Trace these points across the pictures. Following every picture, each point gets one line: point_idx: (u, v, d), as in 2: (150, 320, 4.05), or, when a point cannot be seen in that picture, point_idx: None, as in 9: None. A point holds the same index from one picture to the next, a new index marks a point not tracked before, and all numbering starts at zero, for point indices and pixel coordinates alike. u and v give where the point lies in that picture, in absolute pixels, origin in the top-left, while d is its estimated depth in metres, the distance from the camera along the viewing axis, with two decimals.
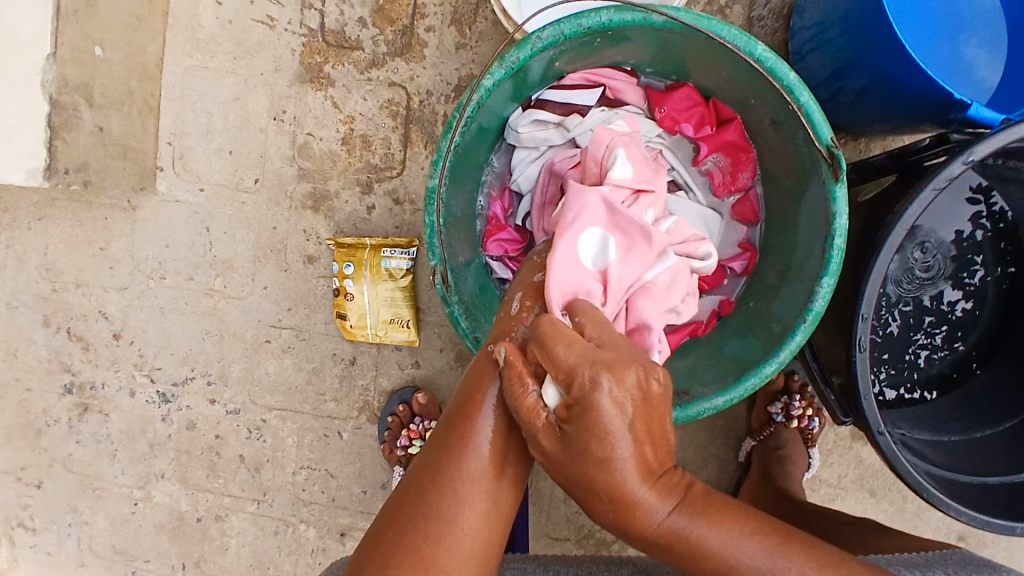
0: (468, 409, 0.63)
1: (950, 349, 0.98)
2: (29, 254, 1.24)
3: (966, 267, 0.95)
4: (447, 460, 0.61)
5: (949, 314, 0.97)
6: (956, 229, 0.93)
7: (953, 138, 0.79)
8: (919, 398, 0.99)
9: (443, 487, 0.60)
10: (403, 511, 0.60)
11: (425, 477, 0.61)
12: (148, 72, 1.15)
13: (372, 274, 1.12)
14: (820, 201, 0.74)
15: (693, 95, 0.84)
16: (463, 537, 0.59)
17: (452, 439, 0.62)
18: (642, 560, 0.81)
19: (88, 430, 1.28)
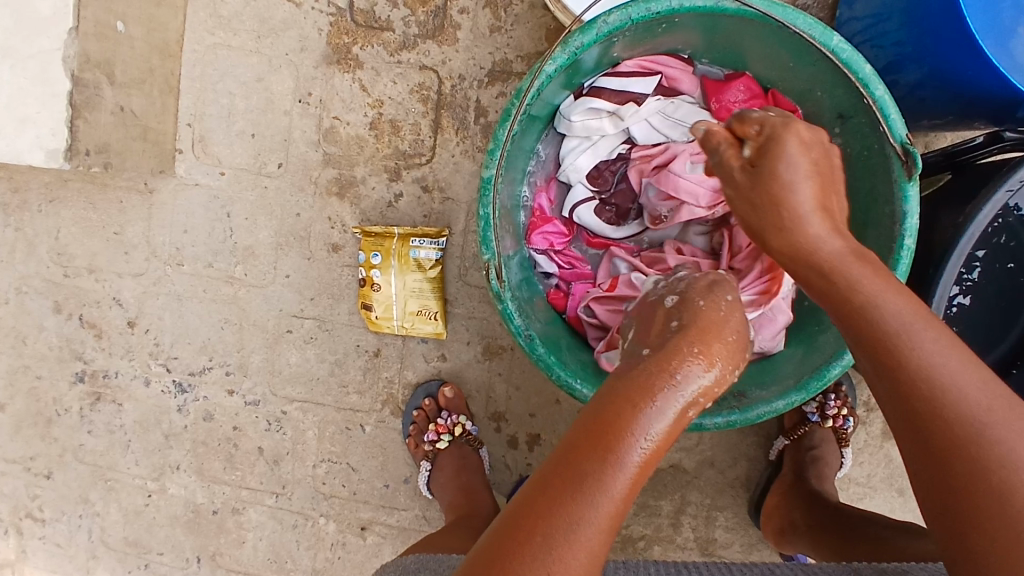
0: (601, 436, 0.54)
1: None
2: (40, 238, 1.19)
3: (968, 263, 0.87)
4: (572, 502, 0.51)
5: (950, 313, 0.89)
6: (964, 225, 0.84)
7: (1007, 136, 0.76)
8: None
9: (571, 515, 0.51)
10: (531, 528, 0.51)
11: (556, 493, 0.52)
12: (169, 50, 1.10)
13: (400, 264, 1.09)
14: (888, 200, 0.71)
15: (752, 86, 0.81)
16: (591, 561, 0.51)
17: (577, 471, 0.53)
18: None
19: (100, 420, 1.24)
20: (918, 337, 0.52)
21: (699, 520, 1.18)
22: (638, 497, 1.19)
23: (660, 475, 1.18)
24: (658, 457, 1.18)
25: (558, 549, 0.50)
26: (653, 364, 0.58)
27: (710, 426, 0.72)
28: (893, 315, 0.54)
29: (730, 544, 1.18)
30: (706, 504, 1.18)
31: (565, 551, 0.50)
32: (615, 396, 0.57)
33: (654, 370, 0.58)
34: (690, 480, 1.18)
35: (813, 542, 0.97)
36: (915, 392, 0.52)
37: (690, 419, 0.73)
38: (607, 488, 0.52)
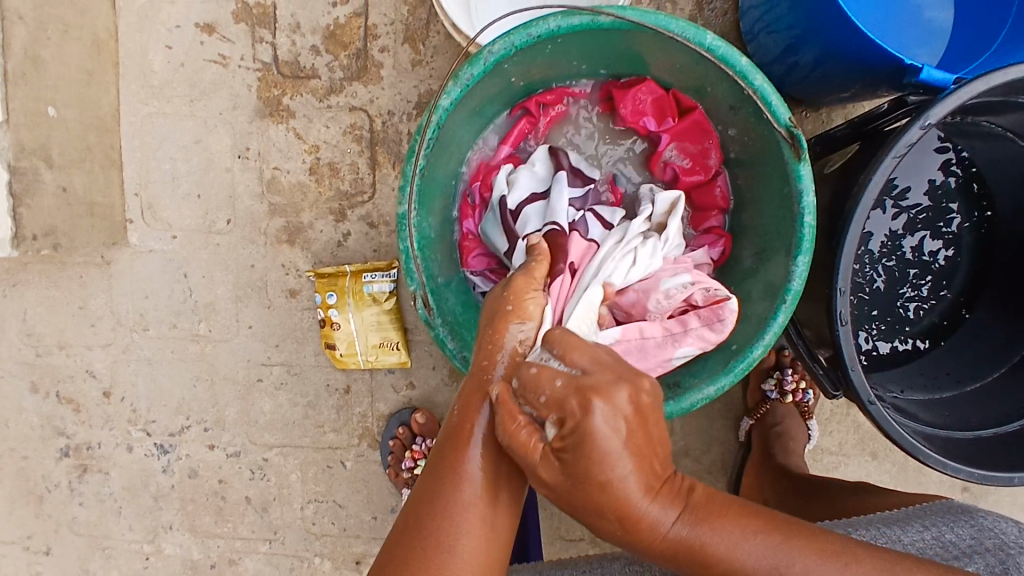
0: (458, 435, 0.62)
1: (937, 297, 1.01)
2: (9, 322, 1.23)
3: (942, 216, 0.97)
4: (443, 490, 0.59)
5: (932, 263, 0.99)
6: (928, 179, 0.95)
7: (910, 100, 0.81)
8: (913, 347, 1.01)
9: (445, 500, 0.59)
10: (410, 520, 0.59)
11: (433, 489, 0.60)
12: (105, 125, 1.13)
13: (356, 300, 1.12)
14: (787, 180, 0.75)
15: (655, 87, 0.85)
16: (468, 532, 0.58)
17: (443, 467, 0.61)
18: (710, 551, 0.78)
19: (90, 491, 1.26)
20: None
21: None
22: None
23: None
24: None
25: (433, 533, 0.57)
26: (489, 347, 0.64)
27: None
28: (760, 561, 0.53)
29: None
30: None
31: (439, 534, 0.57)
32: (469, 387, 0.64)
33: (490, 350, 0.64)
34: (668, 471, 1.20)
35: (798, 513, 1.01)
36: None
37: None
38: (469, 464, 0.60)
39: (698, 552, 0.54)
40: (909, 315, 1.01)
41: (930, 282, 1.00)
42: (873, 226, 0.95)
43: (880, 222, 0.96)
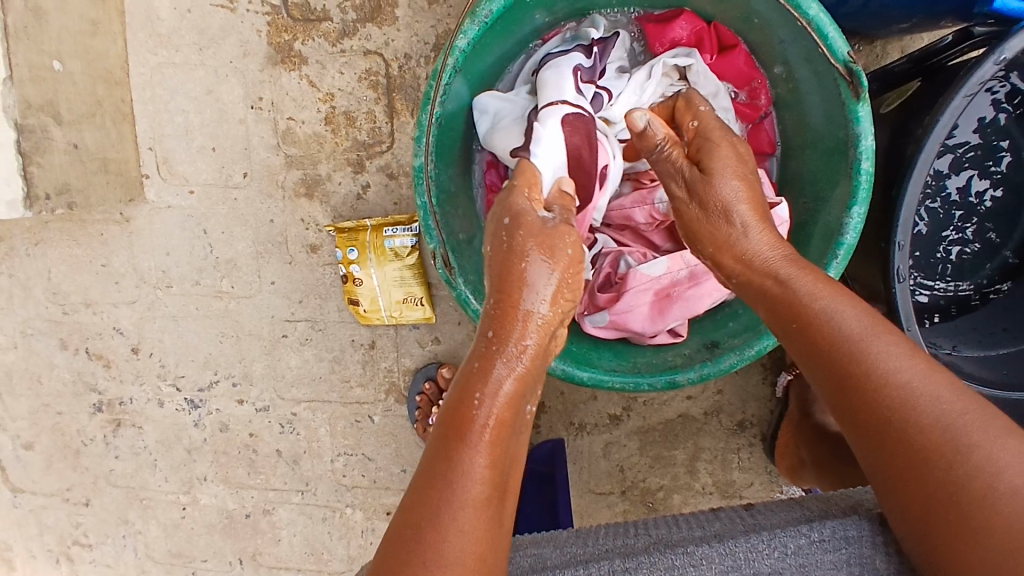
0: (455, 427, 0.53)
1: (983, 241, 0.94)
2: (34, 280, 1.23)
3: (992, 154, 0.90)
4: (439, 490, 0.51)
5: (977, 206, 0.93)
6: (977, 116, 0.89)
7: (978, 32, 0.75)
8: (954, 294, 0.96)
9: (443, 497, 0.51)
10: (405, 529, 0.51)
11: (427, 493, 0.51)
12: (114, 78, 1.10)
13: (377, 257, 1.09)
14: (841, 123, 0.68)
15: (695, 20, 0.76)
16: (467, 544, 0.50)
17: (436, 461, 0.53)
18: (726, 517, 0.69)
19: (125, 444, 1.29)
20: (924, 409, 0.52)
21: (715, 464, 1.19)
22: (651, 450, 1.20)
23: (669, 425, 1.19)
24: (665, 407, 1.19)
25: (431, 540, 0.49)
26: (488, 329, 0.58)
27: (685, 381, 0.72)
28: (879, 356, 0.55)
29: (749, 484, 1.19)
30: (720, 448, 1.19)
31: (436, 538, 0.49)
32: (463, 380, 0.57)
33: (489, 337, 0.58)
34: (700, 426, 1.19)
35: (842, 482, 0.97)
36: (865, 395, 0.55)
37: (663, 377, 0.73)
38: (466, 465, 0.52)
39: (828, 331, 0.57)
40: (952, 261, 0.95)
41: (976, 224, 0.94)
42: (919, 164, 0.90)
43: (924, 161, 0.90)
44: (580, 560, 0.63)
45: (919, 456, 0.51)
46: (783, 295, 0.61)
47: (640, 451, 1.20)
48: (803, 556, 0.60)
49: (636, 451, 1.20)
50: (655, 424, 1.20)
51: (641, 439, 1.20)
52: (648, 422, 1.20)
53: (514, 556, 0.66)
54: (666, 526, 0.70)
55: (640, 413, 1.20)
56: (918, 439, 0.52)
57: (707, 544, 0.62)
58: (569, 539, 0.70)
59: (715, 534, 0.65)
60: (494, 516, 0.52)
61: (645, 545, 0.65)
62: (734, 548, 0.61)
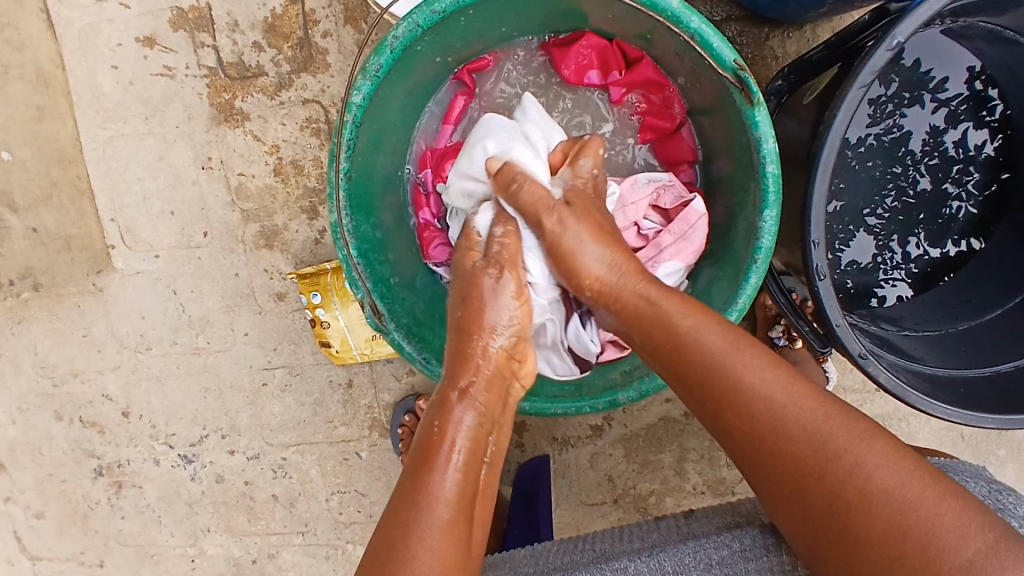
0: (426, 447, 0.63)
1: (989, 192, 0.92)
2: (22, 357, 1.27)
3: (985, 104, 0.89)
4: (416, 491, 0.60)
5: (977, 157, 0.91)
6: (966, 67, 0.87)
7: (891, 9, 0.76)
8: (966, 249, 0.93)
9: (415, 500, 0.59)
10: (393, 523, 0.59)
11: (402, 509, 0.59)
12: (67, 157, 1.13)
13: (341, 297, 1.11)
14: (743, 128, 0.68)
15: (597, 40, 0.77)
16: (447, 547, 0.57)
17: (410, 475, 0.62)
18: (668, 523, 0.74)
19: (129, 504, 1.32)
20: (787, 418, 0.57)
21: (703, 463, 1.19)
22: (637, 456, 1.20)
23: (652, 430, 1.20)
24: (646, 413, 1.19)
25: (409, 546, 0.57)
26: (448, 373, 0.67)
27: (624, 400, 0.73)
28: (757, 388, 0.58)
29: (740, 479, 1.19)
30: (706, 447, 1.19)
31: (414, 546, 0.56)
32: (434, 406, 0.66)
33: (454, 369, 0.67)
34: (683, 428, 1.19)
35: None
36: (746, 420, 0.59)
37: (603, 398, 0.73)
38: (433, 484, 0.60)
39: (698, 356, 0.60)
40: (959, 215, 0.93)
41: (980, 176, 0.92)
42: (909, 121, 0.89)
43: (918, 119, 0.89)
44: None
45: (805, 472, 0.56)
46: (654, 321, 0.63)
47: (627, 459, 1.21)
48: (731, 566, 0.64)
49: (622, 459, 1.20)
50: (638, 431, 1.20)
51: (626, 446, 1.20)
52: (631, 429, 1.20)
53: None
54: (614, 540, 0.74)
55: (622, 422, 1.20)
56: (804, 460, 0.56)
57: (643, 555, 0.67)
58: (525, 558, 0.74)
59: (654, 545, 0.69)
60: (461, 539, 0.59)
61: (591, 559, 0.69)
62: (666, 556, 0.65)
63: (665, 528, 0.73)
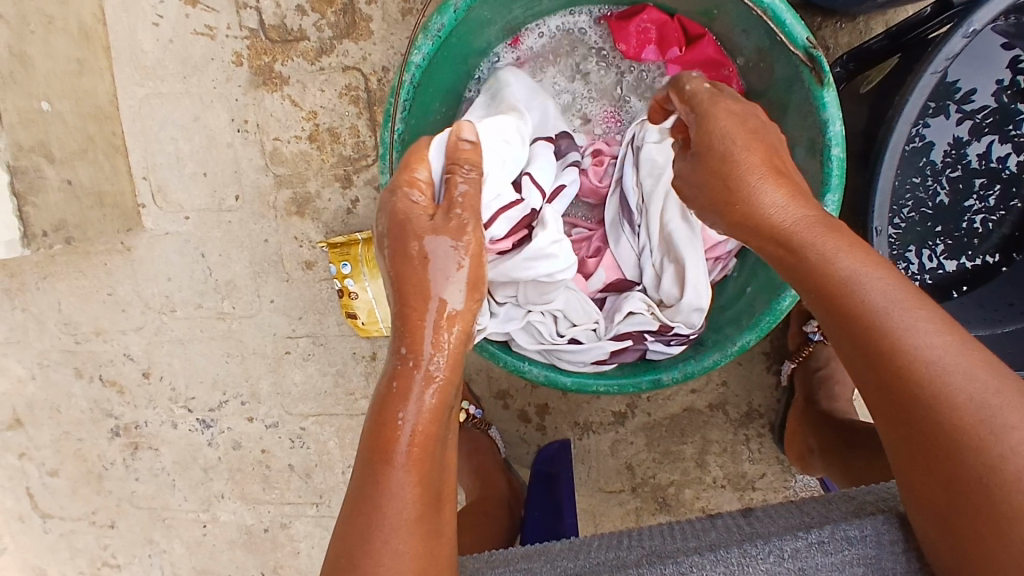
0: (380, 445, 0.54)
1: (1008, 207, 0.89)
2: (46, 313, 1.26)
3: (1012, 116, 0.85)
4: (372, 502, 0.53)
5: (1000, 171, 0.88)
6: (995, 79, 0.84)
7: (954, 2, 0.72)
8: (983, 262, 0.92)
9: (372, 516, 0.53)
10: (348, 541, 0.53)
11: (354, 515, 0.53)
12: (104, 113, 1.12)
13: (370, 269, 1.09)
14: (809, 110, 0.66)
15: (657, 14, 0.75)
16: (403, 561, 0.52)
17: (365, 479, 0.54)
18: (746, 523, 0.63)
19: (144, 466, 1.32)
20: (954, 387, 0.51)
21: (724, 457, 1.18)
22: (659, 446, 1.19)
23: (676, 420, 1.18)
24: (670, 402, 1.18)
25: (368, 563, 0.52)
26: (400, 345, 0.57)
27: (668, 381, 0.72)
28: (929, 354, 0.52)
29: (761, 475, 1.17)
30: (729, 440, 1.18)
31: (374, 562, 0.52)
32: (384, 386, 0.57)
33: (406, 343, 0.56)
34: (707, 420, 1.18)
35: (847, 471, 0.93)
36: (891, 376, 0.53)
37: (647, 377, 0.73)
38: (393, 485, 0.53)
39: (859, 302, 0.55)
40: (978, 229, 0.91)
41: (1001, 189, 0.89)
42: (932, 133, 0.87)
43: (942, 129, 0.87)
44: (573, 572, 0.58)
45: (957, 458, 0.50)
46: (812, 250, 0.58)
47: (648, 448, 1.20)
48: (802, 560, 0.56)
49: (643, 448, 1.20)
50: (661, 420, 1.19)
51: (648, 435, 1.19)
52: (654, 418, 1.19)
53: (506, 569, 0.61)
54: (660, 535, 0.64)
55: (645, 410, 1.19)
56: (963, 446, 0.50)
57: (702, 553, 0.58)
58: (562, 551, 0.64)
59: (711, 543, 0.59)
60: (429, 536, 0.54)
61: (639, 558, 0.59)
62: (728, 557, 0.57)
63: (725, 528, 0.62)
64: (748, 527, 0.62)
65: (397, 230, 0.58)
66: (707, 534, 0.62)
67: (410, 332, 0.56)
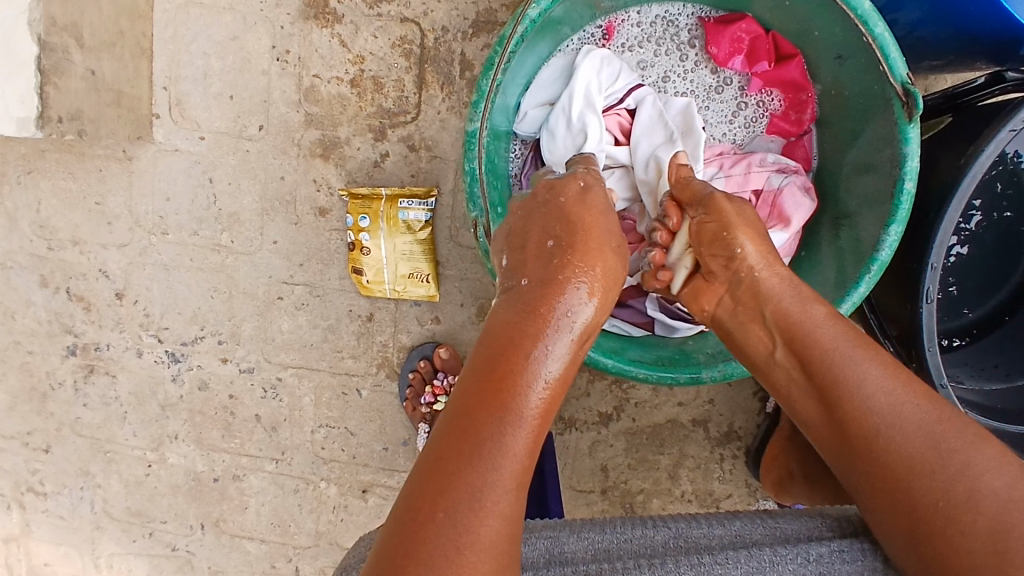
0: (495, 391, 0.52)
1: (945, 293, 0.93)
2: (21, 211, 1.17)
3: (961, 211, 0.88)
4: (488, 445, 0.49)
5: (943, 260, 0.91)
6: None
7: (1009, 76, 0.73)
8: None
9: (485, 455, 0.49)
10: (442, 475, 0.48)
11: (451, 466, 0.48)
12: (138, 11, 1.08)
13: (389, 227, 1.07)
14: (886, 143, 0.70)
15: (754, 27, 0.78)
16: (504, 520, 0.48)
17: (470, 418, 0.51)
18: (777, 519, 0.64)
19: (95, 393, 1.23)
20: (902, 424, 0.57)
21: (696, 473, 1.20)
22: (636, 452, 1.20)
23: (657, 430, 1.20)
24: (656, 412, 1.20)
25: (470, 521, 0.47)
26: (528, 310, 0.58)
27: (707, 379, 0.74)
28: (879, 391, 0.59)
29: (727, 495, 1.20)
30: (704, 457, 1.20)
31: (476, 520, 0.47)
32: (490, 341, 0.57)
33: (536, 317, 0.57)
34: (687, 434, 1.20)
35: (837, 498, 0.93)
36: (846, 410, 0.60)
37: (686, 372, 0.74)
38: (512, 438, 0.50)
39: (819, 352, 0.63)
40: None
41: (942, 277, 0.92)
42: None
43: None
44: (603, 552, 0.61)
45: (919, 486, 0.55)
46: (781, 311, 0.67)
47: (625, 452, 1.21)
48: (824, 565, 0.59)
49: (621, 452, 1.21)
50: (643, 427, 1.20)
51: (628, 440, 1.20)
52: (637, 424, 1.20)
53: (526, 538, 0.63)
54: (687, 520, 0.65)
55: (630, 415, 1.20)
56: (925, 479, 0.55)
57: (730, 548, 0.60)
58: (585, 525, 0.65)
59: (738, 537, 0.62)
60: (519, 504, 0.50)
61: (667, 544, 0.61)
62: (759, 553, 0.59)
63: (747, 522, 0.64)
64: (774, 524, 0.64)
65: (549, 217, 0.64)
66: (736, 527, 0.63)
67: (543, 299, 0.58)
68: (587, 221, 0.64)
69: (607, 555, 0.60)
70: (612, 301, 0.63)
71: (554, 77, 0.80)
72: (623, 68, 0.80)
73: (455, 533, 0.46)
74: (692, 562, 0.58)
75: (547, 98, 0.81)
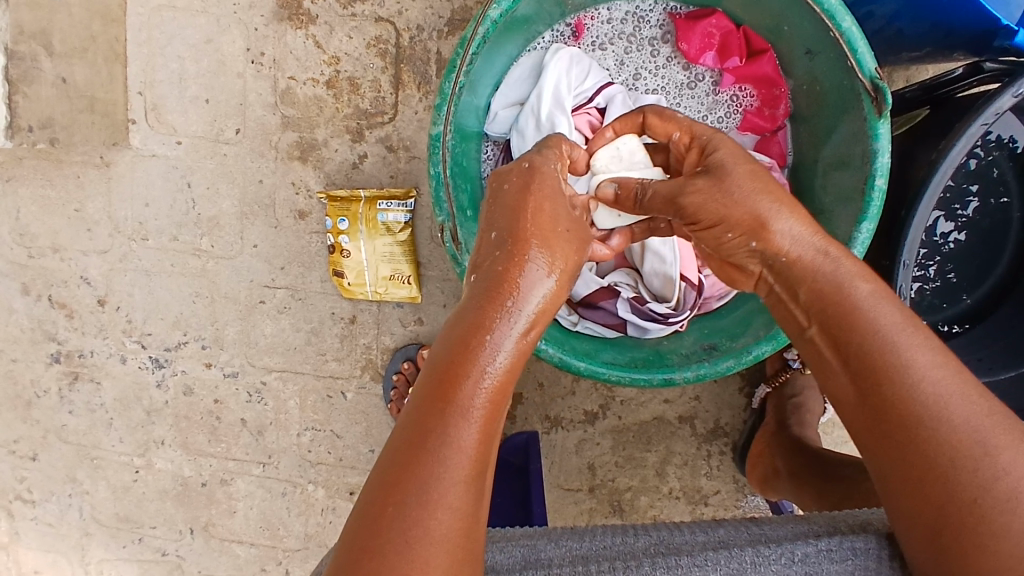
0: (449, 384, 0.51)
1: (943, 280, 0.92)
2: (1, 219, 1.17)
3: (960, 197, 0.88)
4: (440, 440, 0.49)
5: (941, 246, 0.90)
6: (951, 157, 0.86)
7: (987, 67, 0.72)
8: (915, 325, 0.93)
9: (438, 450, 0.48)
10: (396, 474, 0.48)
11: (403, 463, 0.48)
12: (112, 15, 1.08)
13: (368, 229, 1.06)
14: (858, 139, 0.69)
15: (724, 22, 0.77)
16: (460, 513, 0.48)
17: (423, 413, 0.50)
18: (760, 527, 0.63)
19: (80, 400, 1.23)
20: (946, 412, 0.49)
21: (684, 470, 1.20)
22: (624, 450, 1.20)
23: (644, 428, 1.20)
24: (642, 409, 1.19)
25: (419, 516, 0.46)
26: (484, 297, 0.56)
27: (680, 380, 0.73)
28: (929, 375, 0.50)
29: (716, 491, 1.20)
30: (691, 454, 1.19)
31: (425, 515, 0.46)
32: (446, 330, 0.55)
33: (489, 304, 0.56)
34: (673, 431, 1.19)
35: (821, 496, 0.93)
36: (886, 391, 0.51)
37: (659, 374, 0.73)
38: (465, 430, 0.50)
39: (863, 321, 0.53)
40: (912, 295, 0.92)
41: (940, 263, 0.91)
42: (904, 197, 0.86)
43: None
44: (581, 557, 0.59)
45: (956, 485, 0.47)
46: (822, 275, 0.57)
47: (612, 451, 1.20)
48: (810, 566, 0.57)
49: (608, 450, 1.20)
50: (629, 425, 1.20)
51: (615, 438, 1.20)
52: (623, 423, 1.20)
53: (506, 547, 0.62)
54: (670, 529, 0.65)
55: (616, 413, 1.20)
56: (960, 475, 0.47)
57: (712, 550, 0.59)
58: (565, 534, 0.64)
59: (720, 541, 0.60)
60: (477, 494, 0.50)
61: (647, 548, 0.60)
62: (740, 554, 0.58)
63: (730, 530, 0.63)
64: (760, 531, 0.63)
65: (496, 206, 0.62)
66: (717, 533, 0.62)
67: (499, 287, 0.57)
68: (535, 205, 0.62)
69: (585, 558, 0.59)
70: (569, 282, 0.62)
71: (524, 78, 0.80)
72: (592, 67, 0.79)
73: (408, 531, 0.46)
74: (670, 563, 0.57)
75: (517, 98, 0.80)
